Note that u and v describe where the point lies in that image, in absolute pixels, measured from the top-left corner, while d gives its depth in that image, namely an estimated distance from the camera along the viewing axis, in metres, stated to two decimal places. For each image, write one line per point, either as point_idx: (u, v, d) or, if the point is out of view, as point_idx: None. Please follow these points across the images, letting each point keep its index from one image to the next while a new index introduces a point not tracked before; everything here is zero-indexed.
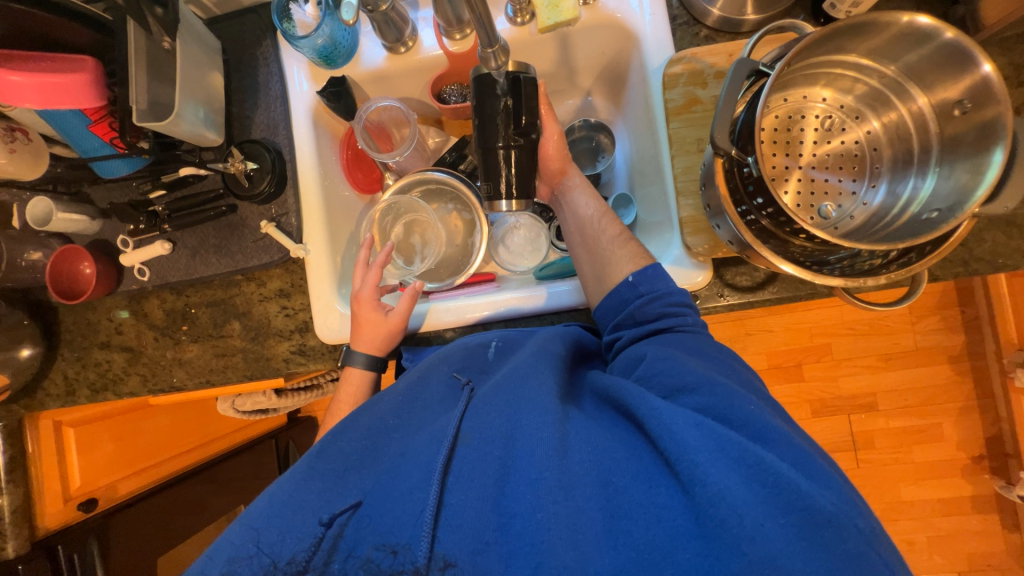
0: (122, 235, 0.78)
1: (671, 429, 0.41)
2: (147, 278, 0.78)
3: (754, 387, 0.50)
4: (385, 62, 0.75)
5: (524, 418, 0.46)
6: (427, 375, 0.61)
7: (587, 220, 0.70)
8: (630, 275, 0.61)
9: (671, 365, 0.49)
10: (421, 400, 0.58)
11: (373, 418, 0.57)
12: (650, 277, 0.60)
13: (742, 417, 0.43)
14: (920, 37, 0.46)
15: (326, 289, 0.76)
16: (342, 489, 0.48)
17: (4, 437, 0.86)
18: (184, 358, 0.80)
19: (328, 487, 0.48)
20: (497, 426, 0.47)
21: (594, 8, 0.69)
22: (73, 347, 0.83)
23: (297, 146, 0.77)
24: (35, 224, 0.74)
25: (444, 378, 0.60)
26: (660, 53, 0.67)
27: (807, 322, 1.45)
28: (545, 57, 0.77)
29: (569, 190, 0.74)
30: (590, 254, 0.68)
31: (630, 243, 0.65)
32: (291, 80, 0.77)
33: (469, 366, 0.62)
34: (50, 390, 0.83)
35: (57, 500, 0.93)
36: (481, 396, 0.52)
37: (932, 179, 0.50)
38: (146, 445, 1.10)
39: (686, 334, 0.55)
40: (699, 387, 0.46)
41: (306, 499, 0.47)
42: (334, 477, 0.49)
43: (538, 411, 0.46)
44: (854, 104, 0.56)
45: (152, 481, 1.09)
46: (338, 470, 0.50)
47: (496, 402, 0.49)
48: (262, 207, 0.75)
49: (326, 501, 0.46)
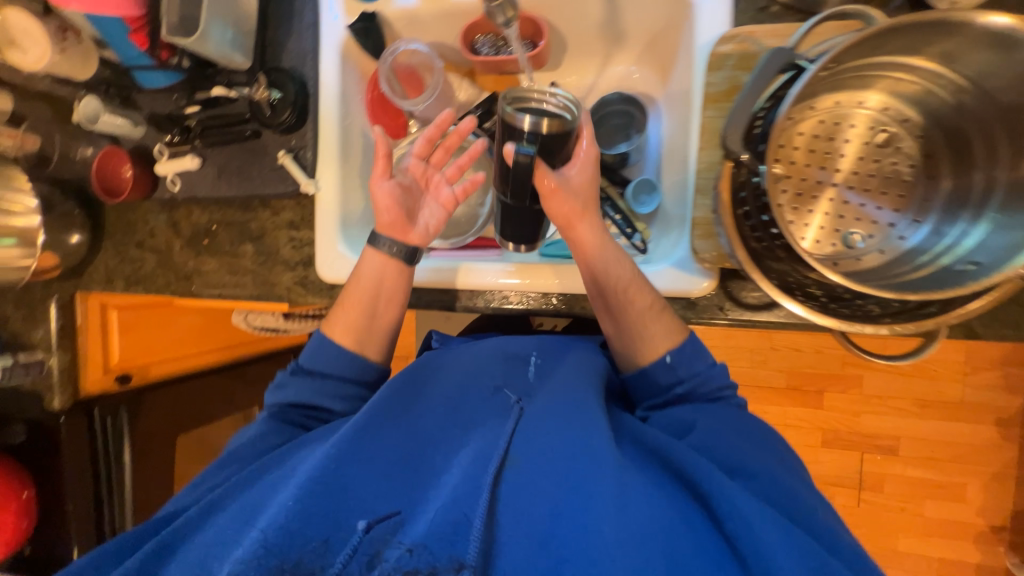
0: (161, 144, 0.83)
1: (736, 507, 0.44)
2: (178, 189, 0.83)
3: (787, 463, 0.54)
4: (418, 3, 0.71)
5: (580, 461, 0.48)
6: (468, 382, 0.61)
7: (617, 283, 0.61)
8: (668, 354, 0.59)
9: (721, 442, 0.53)
10: (462, 406, 0.59)
11: (412, 421, 0.56)
12: (688, 356, 0.59)
13: (787, 504, 0.48)
14: (1004, 43, 0.38)
15: (330, 227, 0.77)
16: (392, 494, 0.50)
17: (57, 305, 0.98)
18: (202, 270, 0.86)
19: (377, 488, 0.50)
20: (547, 463, 0.49)
21: None
22: (114, 241, 0.91)
23: (322, 79, 0.76)
24: (85, 122, 0.79)
25: (487, 395, 0.59)
26: (712, 29, 0.60)
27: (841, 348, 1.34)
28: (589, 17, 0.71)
29: (587, 248, 0.61)
30: (615, 323, 0.62)
31: (665, 315, 0.60)
32: (325, 8, 0.74)
33: (511, 382, 0.61)
34: (94, 276, 0.93)
35: (99, 370, 1.06)
36: (533, 423, 0.53)
37: (981, 229, 0.42)
38: (175, 339, 1.21)
39: (731, 407, 0.57)
40: (748, 473, 0.50)
41: (347, 495, 0.48)
42: (374, 473, 0.50)
43: (595, 458, 0.47)
44: (919, 120, 0.47)
45: (178, 369, 1.24)
46: (383, 470, 0.51)
47: (550, 437, 0.51)
48: (283, 137, 0.77)
49: (376, 505, 0.49)
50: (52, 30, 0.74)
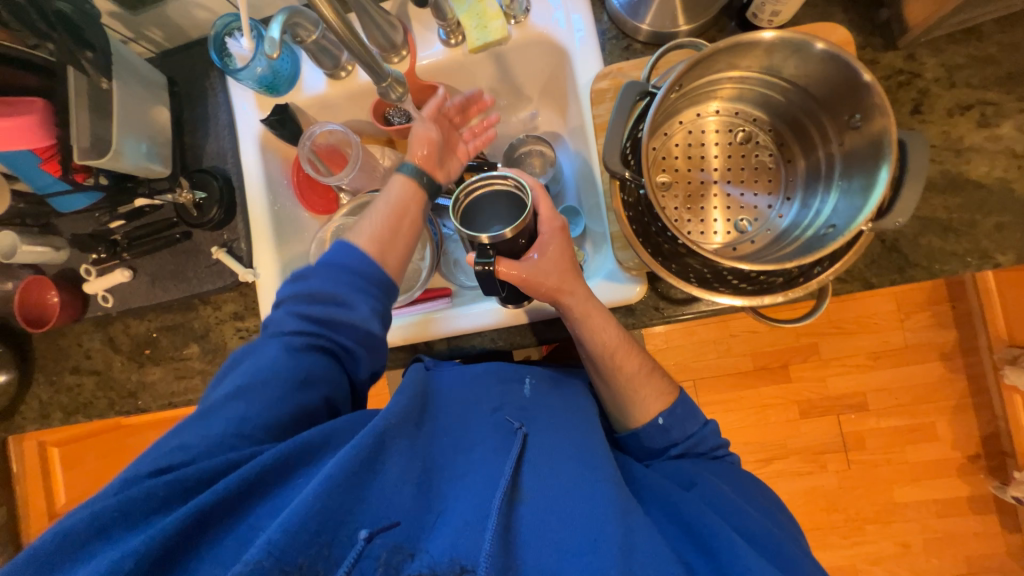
0: (87, 264, 0.81)
1: (737, 550, 0.46)
2: (111, 305, 0.81)
3: (777, 520, 0.57)
4: (326, 88, 0.77)
5: (587, 496, 0.49)
6: (471, 413, 0.61)
7: (604, 352, 0.63)
8: (659, 417, 0.63)
9: (722, 496, 0.56)
10: (468, 434, 0.58)
11: (422, 442, 0.54)
12: (679, 417, 0.63)
13: (778, 553, 0.50)
14: (796, 48, 0.46)
15: None
16: (397, 498, 0.46)
17: None
18: (148, 381, 0.83)
19: (389, 493, 0.46)
20: (556, 489, 0.50)
21: (523, 27, 0.71)
22: (46, 372, 0.86)
23: (245, 172, 0.79)
24: (2, 257, 0.77)
25: (497, 422, 0.59)
26: (588, 70, 0.68)
27: None
28: (485, 76, 0.78)
29: (576, 320, 0.63)
30: (608, 388, 0.66)
31: (655, 380, 0.65)
32: (238, 108, 0.79)
33: (511, 408, 0.61)
34: (26, 415, 0.86)
35: (41, 518, 0.99)
36: (542, 458, 0.54)
37: (833, 199, 0.50)
38: (129, 462, 1.14)
39: (726, 464, 0.63)
40: (746, 527, 0.52)
41: (358, 502, 0.43)
42: (388, 489, 0.46)
43: (604, 499, 0.49)
44: (766, 117, 0.56)
45: None
46: (402, 480, 0.48)
47: (560, 470, 0.52)
48: (215, 233, 0.78)
49: (379, 512, 0.44)
50: None
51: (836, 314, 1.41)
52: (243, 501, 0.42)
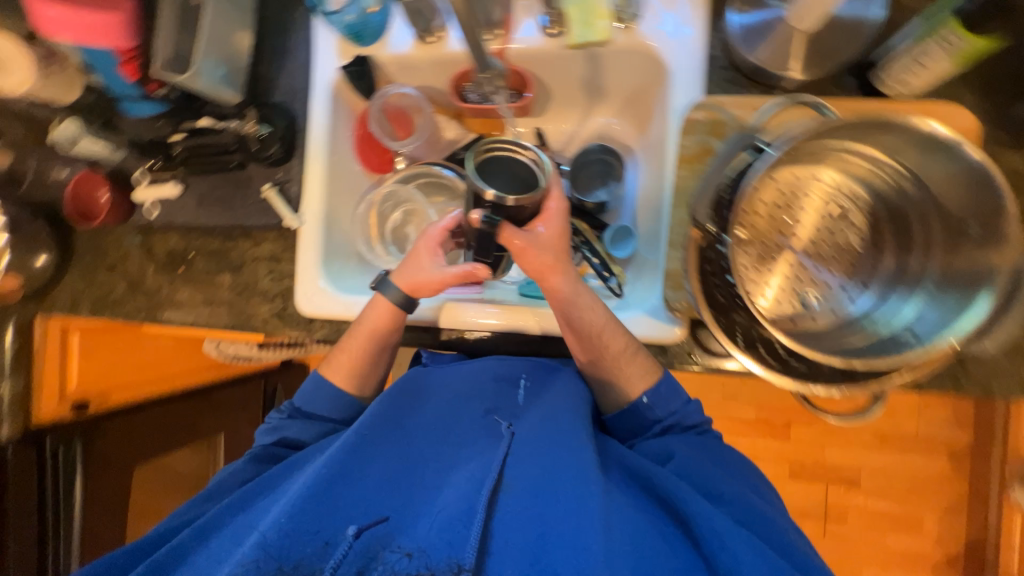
0: (140, 171, 0.82)
1: (721, 537, 0.46)
2: (154, 217, 0.83)
3: (756, 484, 0.59)
4: (410, 49, 0.73)
5: (560, 477, 0.49)
6: (459, 403, 0.61)
7: (593, 329, 0.62)
8: (645, 396, 0.62)
9: (710, 473, 0.56)
10: (453, 426, 0.59)
11: (403, 437, 0.57)
12: (663, 395, 0.62)
13: (767, 531, 0.51)
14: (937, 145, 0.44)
15: (312, 262, 0.77)
16: (378, 497, 0.51)
17: (14, 326, 0.94)
18: (176, 297, 0.84)
19: (368, 493, 0.51)
20: (537, 476, 0.51)
21: (629, 33, 0.66)
22: (83, 264, 0.88)
23: (311, 116, 0.77)
24: (64, 145, 0.79)
25: (478, 416, 0.60)
26: (684, 95, 0.64)
27: None
28: (572, 73, 0.75)
29: (560, 296, 0.63)
30: (591, 367, 0.64)
31: (637, 360, 0.63)
32: (317, 50, 0.77)
33: (500, 405, 0.62)
34: (57, 299, 0.89)
35: (54, 396, 1.02)
36: (523, 444, 0.55)
37: (915, 304, 0.49)
38: (140, 362, 1.19)
39: (713, 437, 0.62)
40: (730, 500, 0.54)
41: (335, 505, 0.49)
42: (366, 489, 0.51)
43: (579, 477, 0.48)
44: (865, 197, 0.54)
45: (135, 396, 1.19)
46: (381, 480, 0.52)
47: (537, 452, 0.53)
48: (271, 170, 0.78)
49: (360, 510, 0.49)
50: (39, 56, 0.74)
51: None
52: (238, 530, 0.51)
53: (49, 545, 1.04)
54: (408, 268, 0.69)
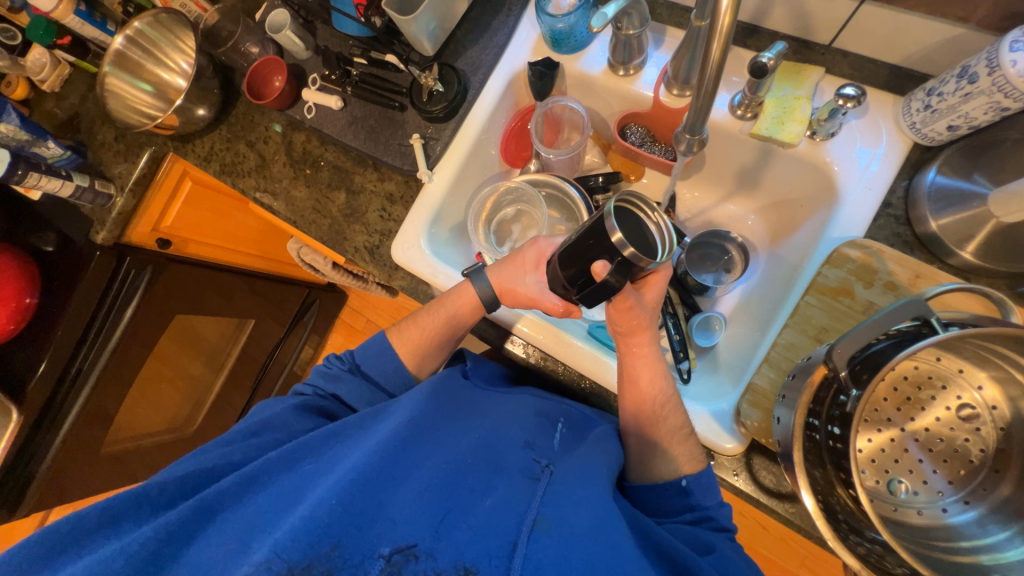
0: (315, 75, 0.89)
1: None
2: (309, 117, 0.89)
3: None
4: (599, 74, 0.76)
5: (595, 538, 0.50)
6: (499, 429, 0.63)
7: (648, 398, 0.65)
8: (684, 479, 0.61)
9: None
10: (492, 447, 0.60)
11: (441, 449, 0.58)
12: (703, 487, 0.60)
13: None
14: None
15: (422, 218, 0.80)
16: (410, 509, 0.51)
17: (150, 155, 1.04)
18: (292, 192, 0.90)
19: (400, 503, 0.51)
20: (567, 524, 0.51)
21: (816, 146, 0.65)
22: (231, 130, 0.97)
23: (483, 93, 0.81)
24: (269, 28, 0.87)
25: (516, 448, 0.61)
26: (847, 228, 0.62)
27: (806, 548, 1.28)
28: (740, 156, 0.74)
29: (641, 353, 0.66)
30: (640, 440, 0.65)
31: (688, 445, 0.62)
32: (516, 40, 0.80)
33: (538, 444, 0.62)
34: (196, 149, 0.98)
35: (149, 225, 1.13)
36: (558, 489, 0.55)
37: (1009, 535, 0.48)
38: (222, 229, 1.31)
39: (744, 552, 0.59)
40: None
41: (369, 507, 0.51)
42: (401, 495, 0.52)
43: (615, 550, 0.49)
44: (1010, 416, 0.51)
45: (206, 255, 1.31)
46: (414, 491, 0.53)
47: (574, 503, 0.53)
48: (424, 123, 0.82)
49: (391, 528, 0.49)
50: None
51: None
52: (266, 505, 0.54)
53: (80, 352, 1.04)
54: (508, 271, 0.72)
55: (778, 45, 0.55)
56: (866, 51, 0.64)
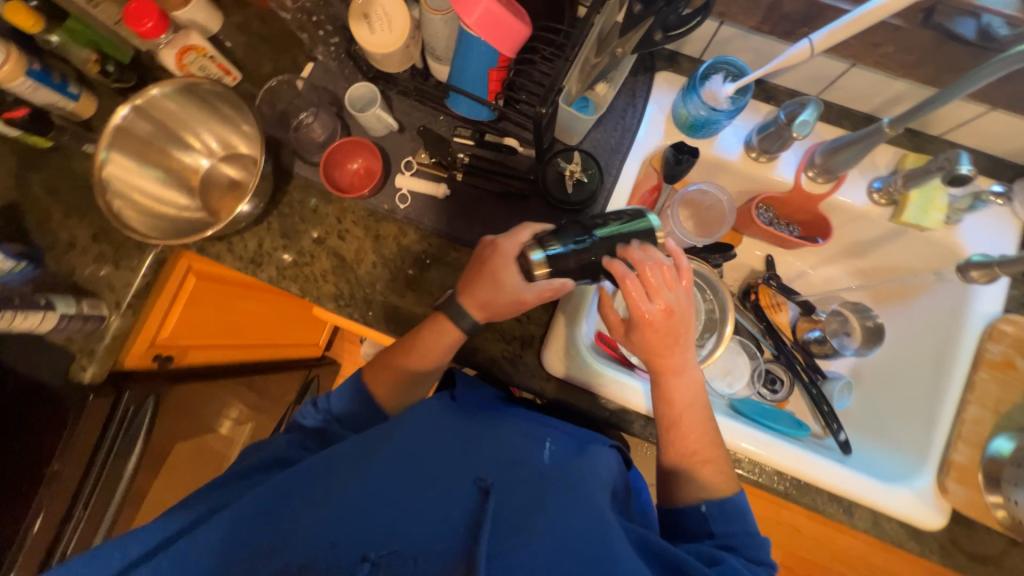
0: (408, 158, 0.77)
1: None
2: (404, 208, 0.76)
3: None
4: (737, 160, 0.75)
5: (549, 497, 0.48)
6: (497, 425, 0.58)
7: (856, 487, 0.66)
8: (704, 504, 0.56)
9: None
10: (474, 438, 0.55)
11: (418, 444, 0.53)
12: (728, 514, 0.55)
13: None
14: None
15: (574, 319, 0.72)
16: (397, 503, 0.46)
17: (155, 259, 0.78)
18: (390, 299, 0.75)
19: (381, 499, 0.46)
20: (565, 530, 0.44)
21: (951, 231, 0.72)
22: (284, 223, 0.77)
23: (620, 178, 0.75)
24: (350, 106, 0.73)
25: (503, 437, 0.56)
26: (990, 305, 0.70)
27: (836, 544, 1.35)
28: (863, 234, 0.79)
29: (690, 384, 0.59)
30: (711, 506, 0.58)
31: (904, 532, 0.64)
32: (644, 121, 0.77)
33: (529, 440, 0.57)
34: (235, 249, 0.77)
35: (144, 344, 0.85)
36: (546, 470, 0.52)
37: None
38: (225, 325, 1.04)
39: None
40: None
41: (371, 522, 0.44)
42: (394, 499, 0.46)
43: (565, 497, 0.48)
44: None
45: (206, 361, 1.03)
46: (387, 483, 0.48)
47: (544, 478, 0.50)
48: (557, 214, 0.74)
49: (374, 525, 0.44)
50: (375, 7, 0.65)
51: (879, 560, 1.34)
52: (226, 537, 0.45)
53: (59, 544, 0.74)
54: (482, 281, 0.61)
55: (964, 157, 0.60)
56: (974, 143, 0.73)
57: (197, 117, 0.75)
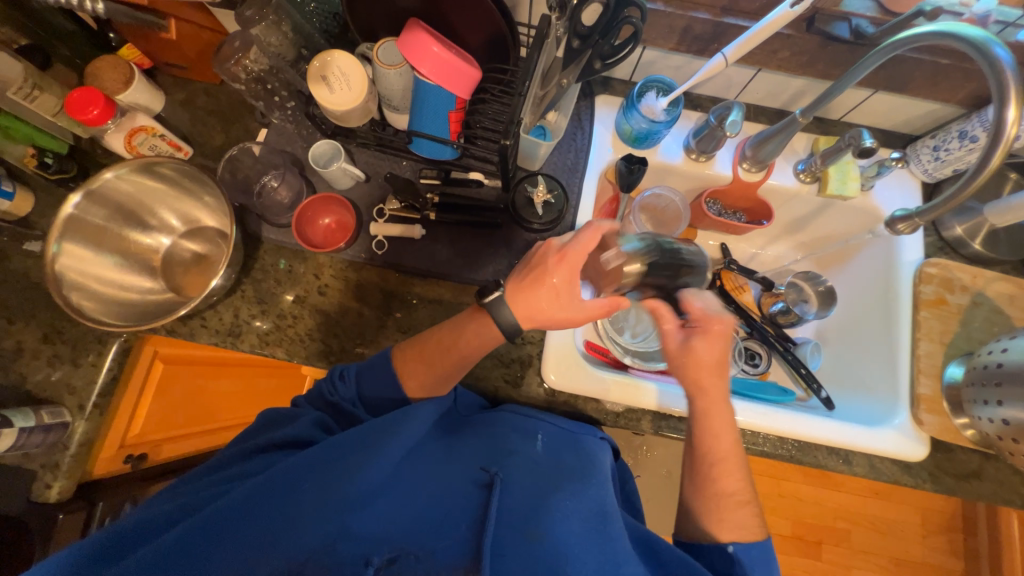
0: (379, 206, 0.79)
1: None
2: (382, 253, 0.76)
3: None
4: (680, 163, 0.84)
5: (542, 501, 0.52)
6: (489, 433, 0.60)
7: (849, 438, 0.72)
8: (731, 544, 0.54)
9: None
10: (466, 450, 0.58)
11: (414, 449, 0.55)
12: (755, 557, 0.53)
13: None
14: None
15: (567, 332, 0.75)
16: (397, 511, 0.47)
17: (119, 350, 0.73)
18: (383, 345, 0.74)
19: (381, 504, 0.47)
20: (559, 533, 0.48)
21: (867, 196, 0.83)
22: (259, 288, 0.76)
23: (582, 194, 0.81)
24: (315, 163, 0.75)
25: (493, 444, 0.59)
26: (914, 255, 0.80)
27: (833, 503, 1.42)
28: (798, 211, 0.89)
29: (715, 430, 0.59)
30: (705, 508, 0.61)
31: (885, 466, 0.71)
32: (592, 140, 0.83)
33: (515, 444, 0.59)
34: (210, 323, 0.74)
35: (113, 446, 0.78)
36: (535, 474, 0.55)
37: None
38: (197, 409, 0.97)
39: None
40: None
41: (377, 525, 0.45)
42: (393, 504, 0.48)
43: (558, 499, 0.52)
44: None
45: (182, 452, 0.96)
46: (385, 488, 0.49)
47: (533, 483, 0.54)
48: (530, 237, 0.78)
49: (376, 531, 0.45)
50: (330, 68, 0.68)
51: (872, 508, 1.42)
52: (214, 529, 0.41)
53: None
54: (523, 279, 0.60)
55: (868, 133, 0.70)
56: (867, 122, 0.86)
57: (154, 197, 0.73)
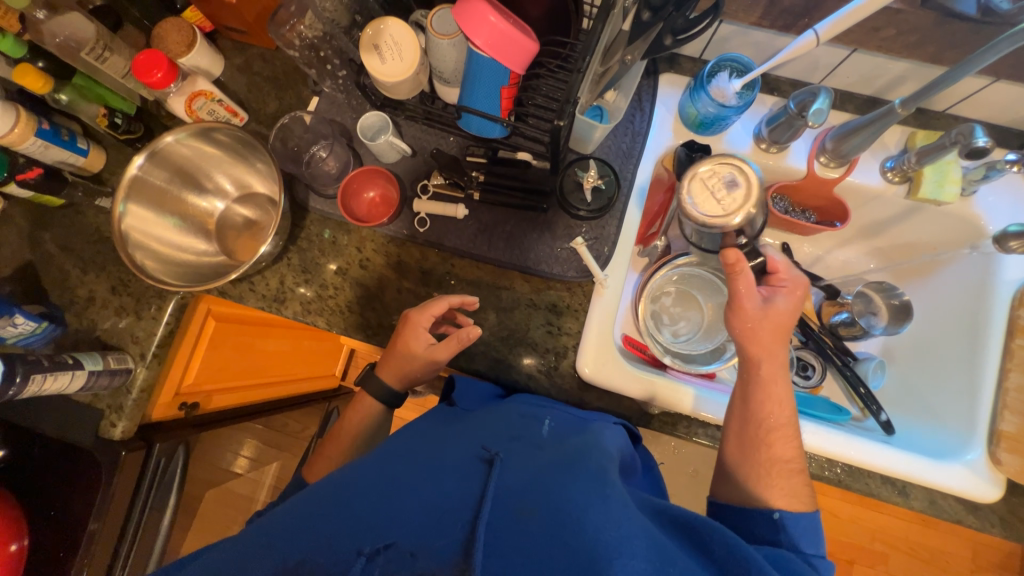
0: (424, 182, 0.77)
1: None
2: (424, 231, 0.76)
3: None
4: (748, 153, 0.76)
5: (548, 476, 0.45)
6: (495, 422, 0.56)
7: (912, 469, 0.65)
8: (776, 511, 0.50)
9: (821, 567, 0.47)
10: (468, 434, 0.53)
11: (415, 448, 0.52)
12: (804, 528, 0.49)
13: None
14: None
15: (605, 325, 0.72)
16: (392, 498, 0.43)
17: (175, 307, 0.77)
18: None
19: (374, 498, 0.43)
20: (563, 505, 0.41)
21: (967, 202, 0.72)
22: (303, 257, 0.77)
23: (636, 181, 0.76)
24: (364, 136, 0.74)
25: (497, 430, 0.54)
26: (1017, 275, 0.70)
27: (874, 523, 1.34)
28: (878, 213, 0.79)
29: (775, 397, 0.56)
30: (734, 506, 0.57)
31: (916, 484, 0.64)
32: (651, 124, 0.77)
33: (517, 433, 0.54)
34: (257, 288, 0.76)
35: (169, 392, 0.84)
36: (542, 455, 0.50)
37: None
38: (243, 366, 1.02)
39: None
40: None
41: (370, 517, 0.41)
42: (387, 493, 0.44)
43: (565, 472, 0.46)
44: None
45: (230, 405, 1.02)
46: (381, 485, 0.45)
47: (540, 462, 0.48)
48: (575, 223, 0.75)
49: (368, 525, 0.41)
50: (383, 37, 0.66)
51: (917, 535, 1.33)
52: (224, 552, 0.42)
53: None
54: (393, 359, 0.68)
55: (980, 129, 0.61)
56: (979, 115, 0.74)
57: (211, 162, 0.75)
